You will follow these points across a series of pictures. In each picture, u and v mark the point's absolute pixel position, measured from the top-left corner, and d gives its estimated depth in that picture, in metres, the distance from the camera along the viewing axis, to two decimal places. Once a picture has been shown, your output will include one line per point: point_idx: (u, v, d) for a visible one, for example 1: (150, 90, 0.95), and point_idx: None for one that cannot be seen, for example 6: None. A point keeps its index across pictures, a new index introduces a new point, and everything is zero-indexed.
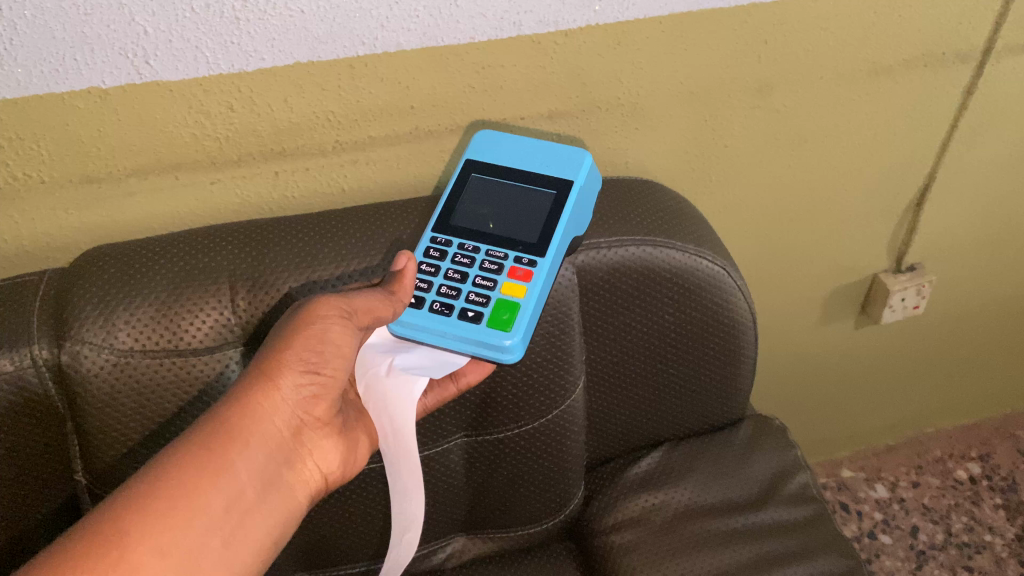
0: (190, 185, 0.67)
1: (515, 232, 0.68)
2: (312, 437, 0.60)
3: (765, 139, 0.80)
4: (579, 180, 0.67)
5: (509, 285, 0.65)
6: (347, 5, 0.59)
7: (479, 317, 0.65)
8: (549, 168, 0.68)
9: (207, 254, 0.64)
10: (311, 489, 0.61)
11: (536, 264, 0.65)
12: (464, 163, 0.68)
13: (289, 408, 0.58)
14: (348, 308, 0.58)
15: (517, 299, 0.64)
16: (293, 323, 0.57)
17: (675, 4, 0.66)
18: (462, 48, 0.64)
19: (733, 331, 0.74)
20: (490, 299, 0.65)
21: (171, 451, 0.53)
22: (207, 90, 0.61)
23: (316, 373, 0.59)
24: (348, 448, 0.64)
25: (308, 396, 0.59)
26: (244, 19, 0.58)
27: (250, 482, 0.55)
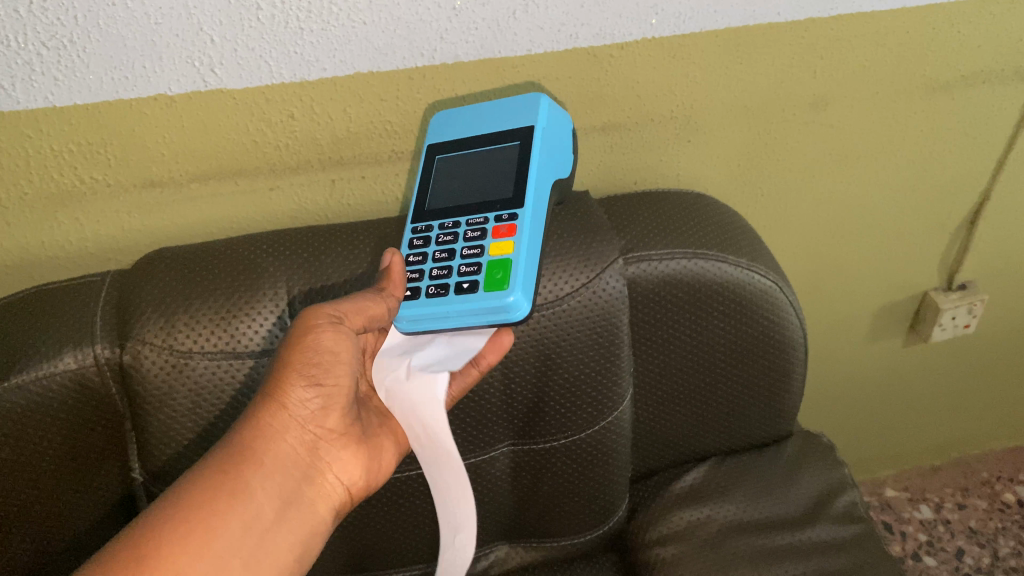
0: (249, 191, 0.68)
1: (490, 194, 0.64)
2: (329, 450, 0.60)
3: (818, 154, 0.79)
4: (539, 121, 0.62)
5: (496, 247, 0.61)
6: (408, 17, 0.60)
7: (476, 286, 0.60)
8: (507, 117, 0.63)
9: (265, 260, 0.65)
10: (335, 502, 0.60)
11: (518, 216, 0.61)
12: (427, 147, 0.66)
13: (300, 424, 0.58)
14: (336, 313, 0.57)
15: (504, 256, 0.60)
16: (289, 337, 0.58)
17: (732, 18, 0.66)
18: (518, 60, 0.65)
19: (783, 347, 0.74)
20: (482, 263, 0.61)
21: (189, 477, 0.55)
22: (269, 98, 0.62)
23: (319, 386, 0.58)
24: (371, 457, 0.63)
25: (318, 410, 0.59)
26: (307, 29, 0.59)
27: (268, 502, 0.56)
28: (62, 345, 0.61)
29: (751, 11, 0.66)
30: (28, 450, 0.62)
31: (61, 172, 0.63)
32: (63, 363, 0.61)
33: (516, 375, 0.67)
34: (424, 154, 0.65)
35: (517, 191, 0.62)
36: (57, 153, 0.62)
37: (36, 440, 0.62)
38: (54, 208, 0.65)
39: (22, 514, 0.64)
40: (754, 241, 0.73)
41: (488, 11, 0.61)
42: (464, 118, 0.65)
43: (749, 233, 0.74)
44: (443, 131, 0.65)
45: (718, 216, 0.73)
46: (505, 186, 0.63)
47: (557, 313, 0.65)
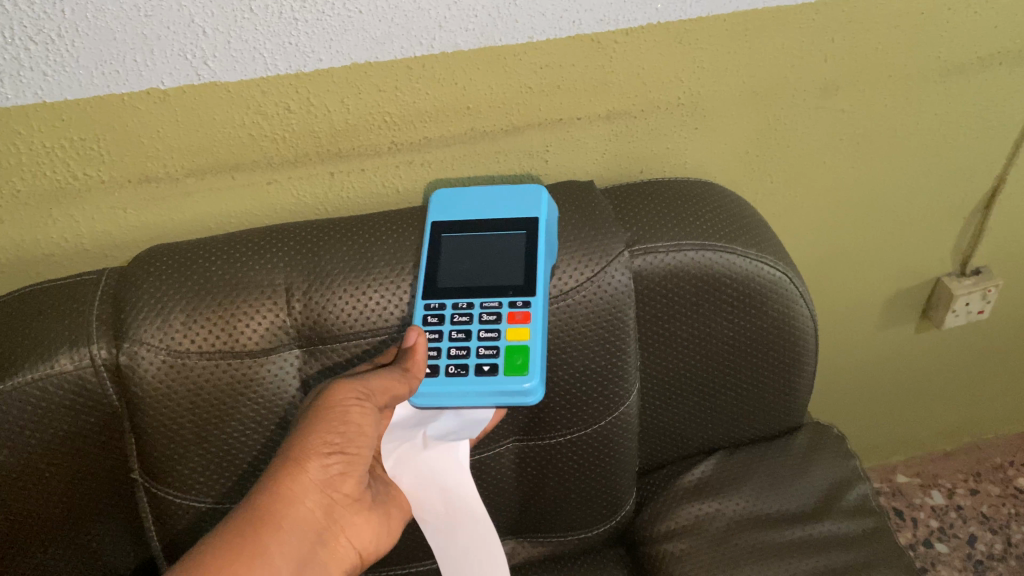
0: (246, 186, 0.67)
1: (499, 282, 0.66)
2: (344, 514, 0.61)
3: (829, 141, 0.77)
4: (541, 216, 0.66)
5: (512, 332, 0.62)
6: (405, 5, 0.58)
7: (496, 368, 0.62)
8: (510, 209, 0.67)
9: (262, 256, 0.64)
10: (344, 565, 0.61)
11: (532, 304, 0.63)
12: (430, 225, 0.66)
13: (319, 489, 0.58)
14: (364, 390, 0.58)
15: (520, 344, 0.62)
16: (318, 408, 0.58)
17: (741, 2, 0.64)
18: (520, 48, 0.63)
19: (794, 340, 0.73)
20: (498, 349, 0.63)
21: (212, 538, 0.54)
22: (265, 90, 0.61)
23: (341, 452, 0.59)
24: (382, 522, 0.64)
25: (336, 475, 0.59)
26: (302, 20, 0.57)
27: (286, 566, 0.55)
28: (59, 345, 0.60)
29: None
30: (27, 448, 0.61)
31: (54, 169, 0.62)
32: (60, 363, 0.60)
33: None
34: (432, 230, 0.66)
35: (528, 276, 0.64)
36: (49, 150, 0.61)
37: (35, 439, 0.61)
38: (48, 205, 0.64)
39: (22, 512, 0.64)
40: (765, 233, 0.72)
41: None
42: (465, 202, 0.68)
43: (761, 224, 0.73)
44: (450, 212, 0.67)
45: (726, 206, 0.72)
46: (515, 274, 0.65)
47: (561, 308, 0.65)
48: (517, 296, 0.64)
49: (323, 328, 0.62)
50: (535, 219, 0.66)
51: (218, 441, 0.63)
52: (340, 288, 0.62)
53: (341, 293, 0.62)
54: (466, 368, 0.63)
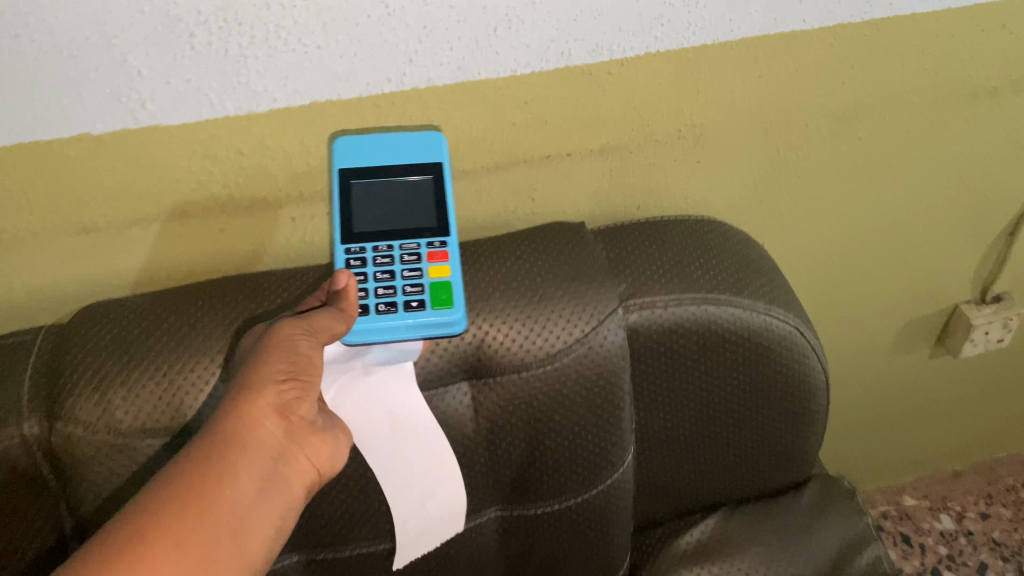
0: (198, 234, 0.59)
1: (409, 223, 0.58)
2: (306, 420, 0.52)
3: (844, 170, 0.71)
4: (445, 156, 0.57)
5: (434, 266, 0.57)
6: (370, 38, 0.52)
7: (425, 302, 0.56)
8: (414, 146, 0.57)
9: (214, 318, 0.57)
10: (307, 475, 0.52)
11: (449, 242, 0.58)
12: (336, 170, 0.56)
13: (278, 421, 0.50)
14: (308, 326, 0.52)
15: (445, 277, 0.57)
16: (258, 353, 0.51)
17: (750, 28, 0.57)
18: (502, 82, 0.56)
19: (805, 397, 0.66)
20: (423, 283, 0.57)
21: (159, 482, 0.45)
22: (214, 133, 0.54)
23: (296, 380, 0.51)
24: (338, 432, 0.54)
25: (293, 402, 0.51)
26: (252, 56, 0.51)
27: (251, 482, 0.47)
28: None
29: (772, 18, 0.57)
30: None
31: None
32: None
33: (504, 440, 0.60)
34: (338, 179, 0.56)
35: (439, 212, 0.58)
36: None
37: None
38: None
39: None
40: (775, 278, 0.66)
41: (465, 28, 0.53)
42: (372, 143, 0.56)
43: (771, 268, 0.67)
44: (360, 155, 0.56)
45: (733, 249, 0.65)
46: (426, 213, 0.58)
47: (549, 373, 0.58)
48: (433, 236, 0.58)
49: None
50: (439, 162, 0.57)
51: None
52: None
53: None
54: (393, 304, 0.57)
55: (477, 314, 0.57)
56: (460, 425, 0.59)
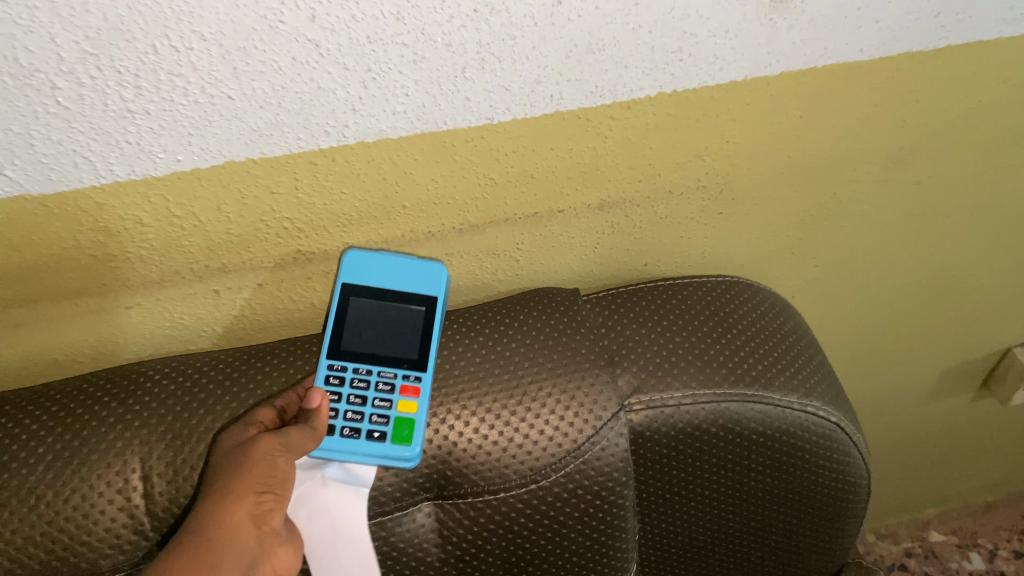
0: (97, 314, 0.48)
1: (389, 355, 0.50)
2: (273, 535, 0.42)
3: (894, 217, 0.59)
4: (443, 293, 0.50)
5: (403, 400, 0.48)
6: (298, 85, 0.39)
7: (386, 435, 0.47)
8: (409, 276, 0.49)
9: (113, 424, 0.46)
10: None
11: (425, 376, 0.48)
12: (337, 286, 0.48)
13: (254, 538, 0.40)
14: (285, 441, 0.43)
15: (410, 413, 0.47)
16: (233, 458, 0.42)
17: (793, 60, 0.45)
18: (474, 132, 0.44)
19: (845, 502, 0.54)
20: (388, 416, 0.47)
21: None
22: (102, 202, 0.42)
23: (273, 497, 0.42)
24: (296, 552, 0.45)
25: (266, 524, 0.41)
26: (142, 111, 0.39)
27: None
28: None
29: (821, 48, 0.45)
30: None
31: None
32: None
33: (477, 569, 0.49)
34: (337, 294, 0.48)
35: (423, 347, 0.49)
36: None
37: None
38: None
39: None
40: (813, 360, 0.54)
41: (422, 71, 0.40)
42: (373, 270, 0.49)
43: (808, 346, 0.55)
44: (369, 277, 0.49)
45: (762, 324, 0.54)
46: (408, 347, 0.50)
47: (532, 493, 0.47)
48: (410, 370, 0.49)
49: None
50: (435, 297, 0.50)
51: None
52: None
53: None
54: (354, 432, 0.48)
55: (448, 416, 0.48)
56: (423, 552, 0.48)
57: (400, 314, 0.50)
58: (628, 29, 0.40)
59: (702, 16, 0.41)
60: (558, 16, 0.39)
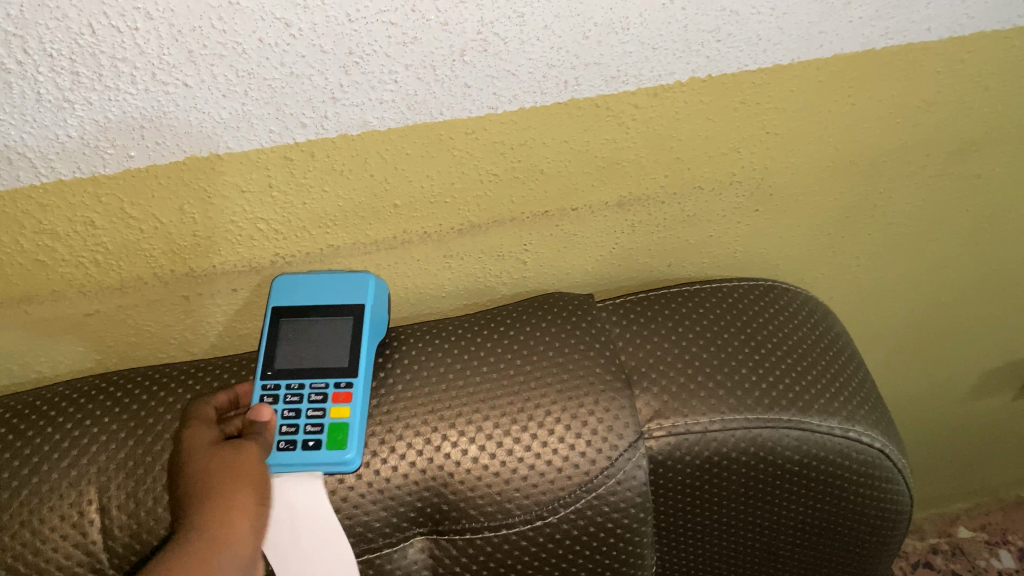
0: (52, 322, 0.43)
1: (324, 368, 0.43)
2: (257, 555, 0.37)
3: (947, 213, 0.52)
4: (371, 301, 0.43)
5: (337, 405, 0.42)
6: (267, 71, 0.33)
7: (320, 443, 0.41)
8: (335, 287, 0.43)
9: (69, 447, 0.41)
10: None
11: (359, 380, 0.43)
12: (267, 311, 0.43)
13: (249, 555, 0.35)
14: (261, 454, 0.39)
15: (346, 417, 0.41)
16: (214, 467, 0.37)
17: (848, 41, 0.39)
18: (476, 123, 0.38)
19: (885, 534, 0.49)
20: (322, 423, 0.41)
21: None
22: (45, 203, 0.37)
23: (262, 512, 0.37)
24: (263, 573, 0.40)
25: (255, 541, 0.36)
26: (82, 101, 0.33)
27: None
28: None
29: (883, 27, 0.38)
30: None
31: None
32: None
33: None
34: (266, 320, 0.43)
35: (355, 353, 0.43)
36: None
37: None
38: None
39: None
40: (855, 377, 0.48)
41: (413, 55, 0.34)
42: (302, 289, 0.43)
43: (850, 360, 0.49)
44: (294, 294, 0.43)
45: (799, 336, 0.48)
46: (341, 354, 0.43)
47: (538, 530, 0.42)
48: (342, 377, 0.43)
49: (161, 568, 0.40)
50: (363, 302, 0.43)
51: None
52: None
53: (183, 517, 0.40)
54: (292, 444, 0.41)
55: (444, 442, 0.42)
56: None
57: (330, 327, 0.44)
58: (658, 6, 0.34)
59: None
60: None
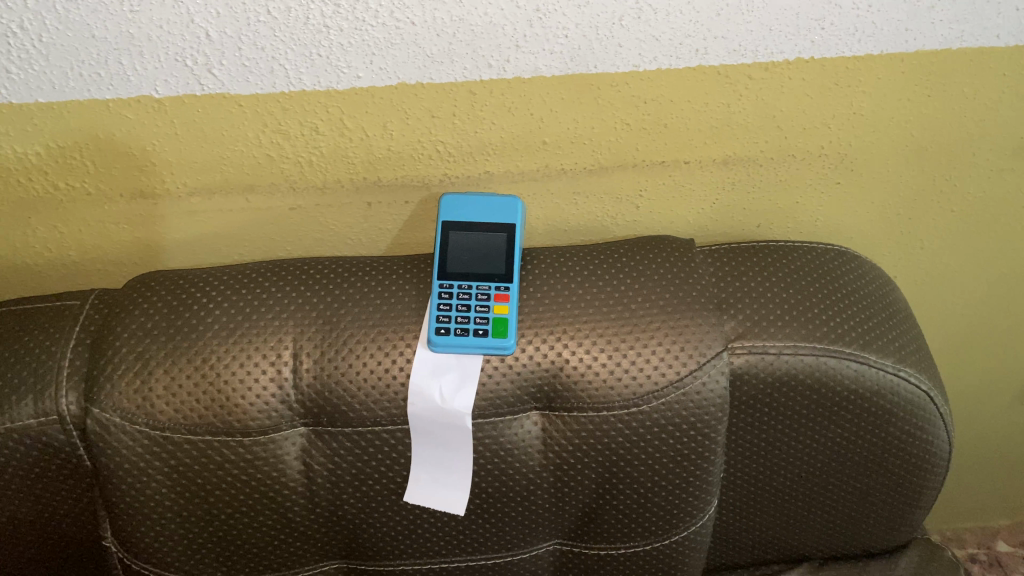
0: (264, 211, 0.54)
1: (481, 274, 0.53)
2: None
3: (1008, 206, 0.60)
4: (519, 220, 0.53)
5: (498, 304, 0.51)
6: (473, 18, 0.44)
7: (486, 331, 0.50)
8: (491, 209, 0.53)
9: (269, 306, 0.52)
10: None
11: (511, 284, 0.52)
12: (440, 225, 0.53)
13: None
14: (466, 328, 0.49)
15: (505, 313, 0.51)
16: None
17: (928, 39, 0.48)
18: (621, 78, 0.48)
19: (924, 467, 0.57)
20: (487, 317, 0.51)
21: None
22: (286, 108, 0.48)
23: None
24: None
25: None
26: (336, 28, 0.44)
27: None
28: (19, 395, 0.50)
29: (958, 30, 0.47)
30: None
31: (29, 177, 0.51)
32: (20, 416, 0.50)
33: (573, 477, 0.53)
34: (439, 231, 0.53)
35: (509, 263, 0.52)
36: (21, 156, 0.49)
37: None
38: (25, 212, 0.53)
39: None
40: (912, 332, 0.56)
41: (584, 15, 0.44)
42: (468, 208, 0.53)
43: (909, 319, 0.57)
44: (464, 213, 0.53)
45: (866, 291, 0.56)
46: (497, 264, 0.53)
47: (634, 415, 0.51)
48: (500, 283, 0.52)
49: (333, 404, 0.50)
50: (513, 224, 0.53)
51: (199, 527, 0.52)
52: (357, 357, 0.50)
53: (355, 365, 0.50)
54: (464, 330, 0.50)
55: (559, 346, 0.51)
56: (526, 457, 0.52)
57: (490, 243, 0.53)
58: None
59: None
60: None
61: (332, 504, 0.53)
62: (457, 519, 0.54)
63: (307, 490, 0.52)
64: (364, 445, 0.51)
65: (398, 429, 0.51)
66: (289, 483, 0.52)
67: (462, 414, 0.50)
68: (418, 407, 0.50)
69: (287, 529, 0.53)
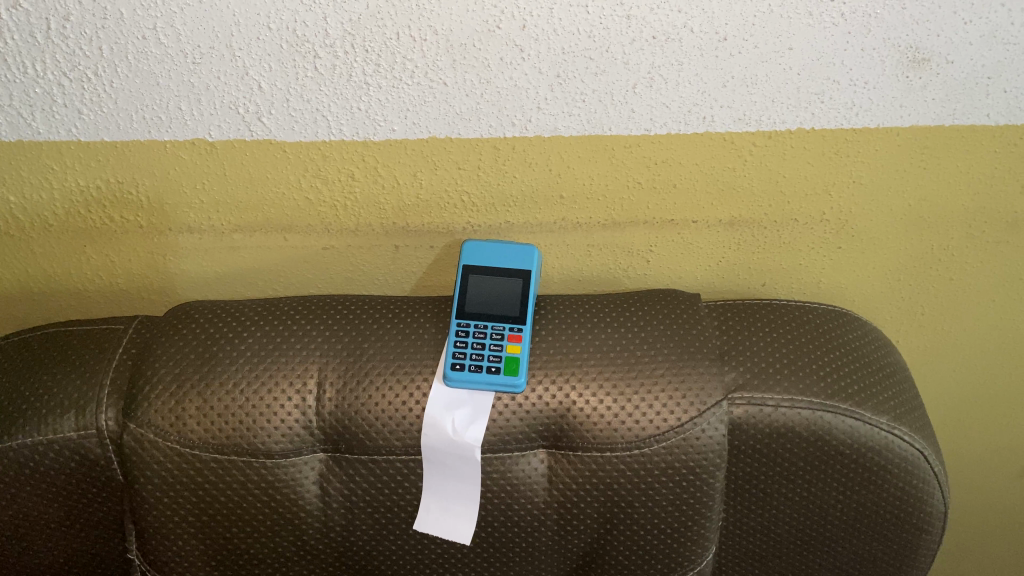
0: (300, 249, 0.58)
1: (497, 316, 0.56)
2: None
3: (1005, 278, 0.63)
4: (535, 267, 0.56)
5: (511, 344, 0.55)
6: (500, 81, 0.48)
7: (498, 369, 0.54)
8: (509, 257, 0.57)
9: (298, 337, 0.56)
10: None
11: (524, 326, 0.56)
12: (461, 268, 0.57)
13: None
14: None
15: (517, 352, 0.54)
16: None
17: (923, 115, 0.51)
18: (634, 141, 0.52)
19: (918, 529, 0.58)
20: (500, 355, 0.54)
21: None
22: (326, 155, 0.52)
23: None
24: None
25: None
26: (375, 84, 0.48)
27: None
28: (62, 408, 0.54)
29: (950, 108, 0.51)
30: (17, 519, 0.55)
31: (88, 209, 0.55)
32: (61, 428, 0.53)
33: (576, 516, 0.55)
34: (460, 274, 0.56)
35: (524, 307, 0.56)
36: (84, 189, 0.54)
37: (25, 506, 0.54)
38: (81, 241, 0.58)
39: None
40: (907, 394, 0.58)
41: (600, 82, 0.49)
42: (489, 254, 0.57)
43: (905, 381, 0.60)
44: (484, 258, 0.57)
45: (863, 350, 0.59)
46: (512, 307, 0.56)
47: (636, 457, 0.53)
48: (514, 324, 0.56)
49: (352, 432, 0.53)
50: (530, 271, 0.57)
51: (218, 544, 0.55)
52: (377, 389, 0.54)
53: (373, 395, 0.53)
54: (478, 367, 0.54)
55: (567, 391, 0.54)
56: (532, 493, 0.55)
57: (507, 288, 0.57)
58: (780, 68, 0.48)
59: (846, 66, 0.48)
60: (722, 50, 0.47)
61: (345, 530, 0.55)
62: (462, 550, 0.56)
63: (321, 514, 0.55)
64: (379, 474, 0.54)
65: (411, 459, 0.54)
66: (306, 507, 0.54)
67: (472, 446, 0.53)
68: (432, 437, 0.53)
69: (300, 553, 0.56)
